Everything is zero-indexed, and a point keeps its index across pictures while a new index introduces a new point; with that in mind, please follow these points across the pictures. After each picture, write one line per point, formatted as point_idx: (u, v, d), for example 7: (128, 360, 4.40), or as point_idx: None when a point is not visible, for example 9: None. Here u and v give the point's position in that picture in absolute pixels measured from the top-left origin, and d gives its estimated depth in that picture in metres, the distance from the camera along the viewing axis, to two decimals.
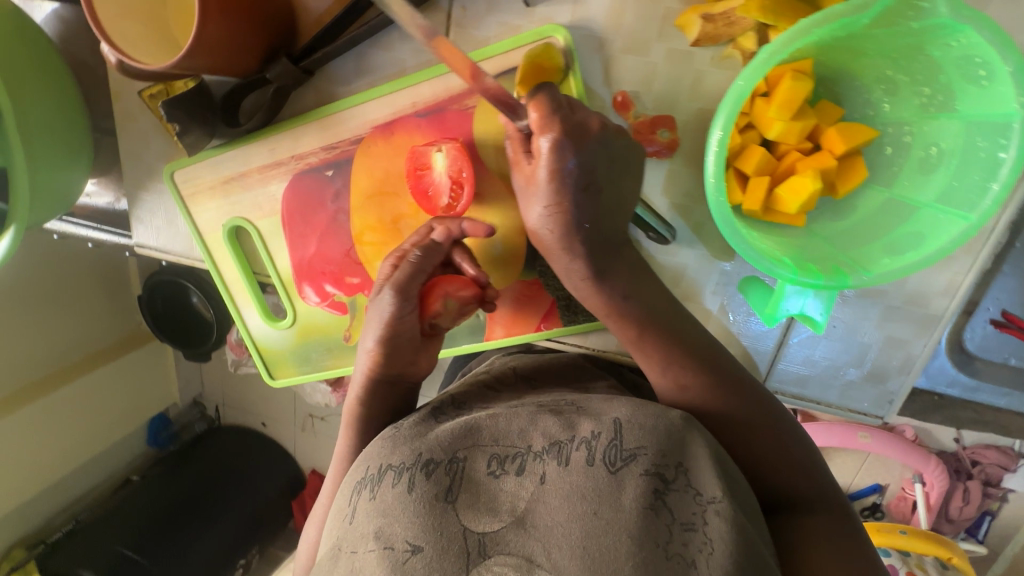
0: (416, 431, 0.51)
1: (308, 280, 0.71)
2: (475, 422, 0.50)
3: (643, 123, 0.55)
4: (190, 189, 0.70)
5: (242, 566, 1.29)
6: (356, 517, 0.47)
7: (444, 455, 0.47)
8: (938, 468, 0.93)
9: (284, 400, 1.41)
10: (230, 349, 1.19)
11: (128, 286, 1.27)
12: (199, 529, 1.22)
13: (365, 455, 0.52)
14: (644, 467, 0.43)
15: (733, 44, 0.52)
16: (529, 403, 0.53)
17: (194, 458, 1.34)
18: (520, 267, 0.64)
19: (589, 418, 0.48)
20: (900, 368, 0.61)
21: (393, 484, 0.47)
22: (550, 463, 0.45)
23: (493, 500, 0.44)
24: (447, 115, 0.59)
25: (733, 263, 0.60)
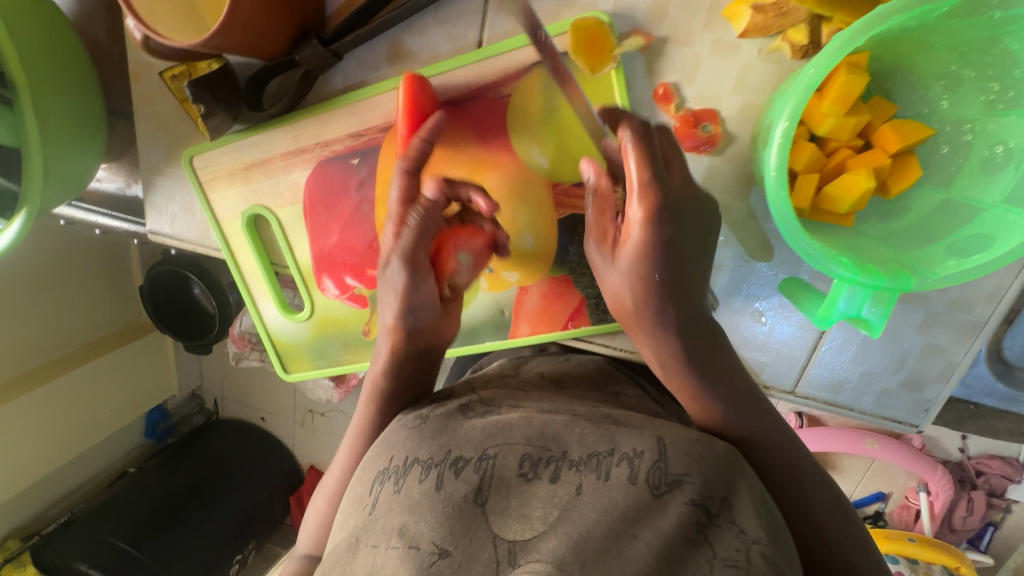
0: (446, 426, 0.50)
1: (328, 272, 0.69)
2: (507, 423, 0.49)
3: (684, 117, 0.54)
4: (209, 175, 0.68)
5: (239, 562, 1.28)
6: (378, 508, 0.46)
7: (475, 453, 0.46)
8: (944, 477, 0.93)
9: (284, 395, 1.41)
10: (232, 344, 1.16)
11: (128, 273, 1.24)
12: (195, 521, 1.20)
13: (388, 443, 0.51)
14: (689, 496, 0.41)
15: (782, 35, 0.50)
16: (562, 409, 0.52)
17: (189, 451, 1.32)
18: (550, 262, 0.62)
19: (629, 433, 0.47)
20: (938, 376, 0.59)
21: (421, 478, 0.46)
22: (587, 475, 0.43)
23: (525, 505, 0.42)
24: (481, 103, 0.58)
25: (770, 263, 0.58)
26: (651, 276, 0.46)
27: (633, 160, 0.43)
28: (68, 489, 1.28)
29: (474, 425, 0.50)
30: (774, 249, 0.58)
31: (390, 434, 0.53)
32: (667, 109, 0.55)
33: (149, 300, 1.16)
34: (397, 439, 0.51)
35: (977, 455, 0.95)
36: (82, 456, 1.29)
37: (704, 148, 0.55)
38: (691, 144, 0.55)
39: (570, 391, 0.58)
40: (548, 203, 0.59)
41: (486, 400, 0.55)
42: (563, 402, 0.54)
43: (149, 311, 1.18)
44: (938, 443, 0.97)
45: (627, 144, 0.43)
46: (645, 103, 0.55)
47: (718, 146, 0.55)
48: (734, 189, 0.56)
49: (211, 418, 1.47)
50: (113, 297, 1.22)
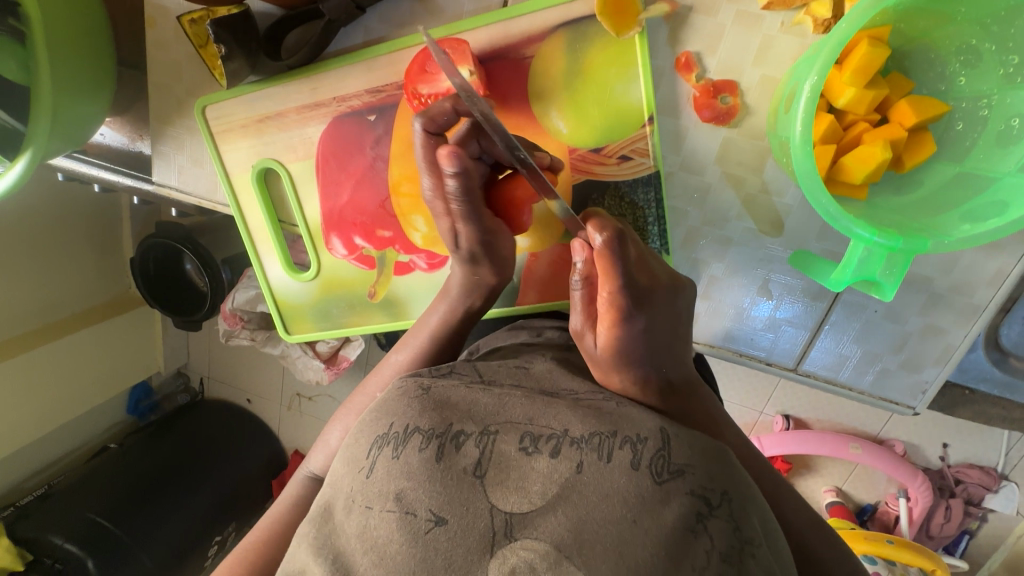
0: (445, 394, 0.45)
1: (336, 230, 0.69)
2: (509, 398, 0.44)
3: (703, 87, 0.55)
4: (221, 126, 0.67)
5: (218, 543, 1.27)
6: (374, 472, 0.42)
7: (476, 427, 0.42)
8: (924, 485, 0.95)
9: (272, 376, 1.43)
10: (222, 321, 1.17)
11: (120, 246, 1.30)
12: (176, 503, 1.22)
13: (387, 408, 0.46)
14: (690, 486, 0.39)
15: (805, 9, 0.51)
16: (565, 384, 0.48)
17: (173, 429, 1.36)
18: (563, 229, 0.62)
19: (631, 420, 0.44)
20: (937, 358, 0.60)
21: (419, 447, 0.41)
22: (589, 454, 0.40)
23: (524, 479, 0.39)
24: (502, 63, 0.57)
25: (780, 239, 0.59)
26: (629, 352, 0.47)
27: (600, 259, 0.45)
28: (47, 461, 1.30)
29: (471, 394, 0.45)
30: (785, 225, 0.58)
31: (385, 395, 0.48)
32: (687, 78, 0.55)
33: (139, 273, 1.14)
34: (390, 401, 0.46)
35: (958, 464, 0.97)
36: (62, 428, 1.30)
37: (721, 119, 0.56)
38: (708, 114, 0.56)
39: (572, 364, 0.53)
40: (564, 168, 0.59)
41: (486, 366, 0.50)
42: (564, 373, 0.51)
43: (138, 283, 1.16)
44: (920, 451, 0.99)
45: (597, 246, 0.45)
46: (666, 72, 0.56)
47: (736, 118, 0.56)
48: (749, 163, 0.57)
49: (195, 398, 1.52)
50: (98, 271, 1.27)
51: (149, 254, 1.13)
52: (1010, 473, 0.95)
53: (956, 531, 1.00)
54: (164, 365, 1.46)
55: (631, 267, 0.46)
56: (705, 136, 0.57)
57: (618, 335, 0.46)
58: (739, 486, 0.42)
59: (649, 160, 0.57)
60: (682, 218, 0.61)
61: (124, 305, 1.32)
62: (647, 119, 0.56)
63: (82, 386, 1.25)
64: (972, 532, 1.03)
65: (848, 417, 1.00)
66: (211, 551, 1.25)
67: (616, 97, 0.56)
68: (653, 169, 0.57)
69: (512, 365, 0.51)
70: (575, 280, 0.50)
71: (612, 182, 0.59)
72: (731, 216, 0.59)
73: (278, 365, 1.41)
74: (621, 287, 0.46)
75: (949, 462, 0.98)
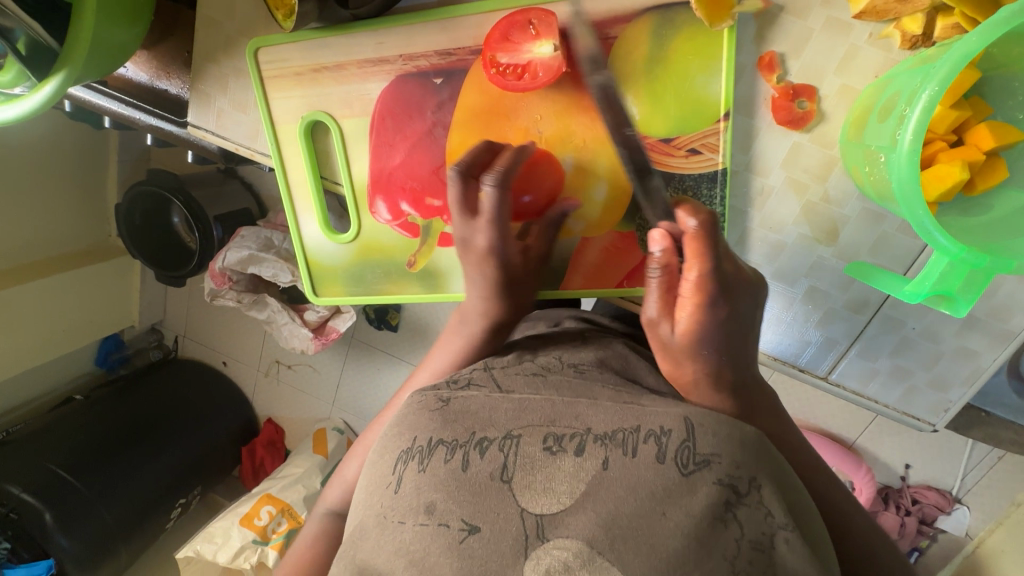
0: (466, 403, 0.47)
1: (382, 194, 0.66)
2: (530, 401, 0.45)
3: (784, 89, 0.55)
4: (272, 71, 0.64)
5: (181, 506, 1.27)
6: (402, 487, 0.44)
7: (500, 432, 0.44)
8: (867, 474, 1.00)
9: (253, 341, 1.40)
10: (209, 279, 1.08)
11: (102, 187, 1.24)
12: (141, 460, 1.17)
13: (409, 422, 0.48)
14: (716, 475, 0.39)
15: (896, 23, 0.51)
16: (584, 387, 0.48)
17: (139, 388, 1.30)
18: (619, 217, 0.61)
19: (653, 409, 0.43)
20: (965, 379, 0.62)
21: (445, 458, 0.43)
22: (614, 451, 0.40)
23: (551, 480, 0.40)
24: (583, 40, 0.56)
25: (832, 249, 0.60)
26: (706, 338, 0.46)
27: (693, 241, 0.44)
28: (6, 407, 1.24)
29: (493, 401, 0.47)
30: (839, 234, 0.59)
31: (406, 410, 0.50)
32: (768, 78, 0.55)
33: (123, 221, 1.09)
34: (410, 415, 0.49)
35: (916, 485, 1.02)
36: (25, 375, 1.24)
37: (796, 123, 0.56)
38: (785, 117, 0.56)
39: (589, 363, 0.53)
40: (631, 154, 0.59)
41: (501, 372, 0.52)
42: (583, 373, 0.50)
43: (120, 232, 1.10)
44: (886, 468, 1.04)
45: (690, 230, 0.44)
46: (748, 69, 0.55)
47: (811, 124, 0.56)
48: (815, 170, 0.57)
49: (168, 356, 1.46)
50: (76, 215, 1.21)
51: (136, 201, 1.08)
52: (963, 497, 1.00)
53: (908, 547, 1.05)
54: (139, 319, 1.40)
55: (722, 256, 0.45)
56: (776, 139, 0.57)
57: (702, 318, 0.45)
58: (769, 473, 0.41)
59: (718, 157, 0.57)
60: (741, 218, 0.61)
61: (103, 255, 1.26)
62: (723, 115, 0.56)
63: (55, 331, 1.19)
64: (922, 549, 1.07)
65: (806, 411, 1.05)
66: (174, 512, 1.25)
67: (695, 89, 0.56)
68: (720, 166, 0.57)
69: (529, 370, 0.51)
70: (652, 268, 0.46)
71: (678, 174, 0.58)
72: (788, 222, 0.60)
73: (260, 330, 1.38)
74: (709, 270, 0.44)
75: (908, 481, 1.03)
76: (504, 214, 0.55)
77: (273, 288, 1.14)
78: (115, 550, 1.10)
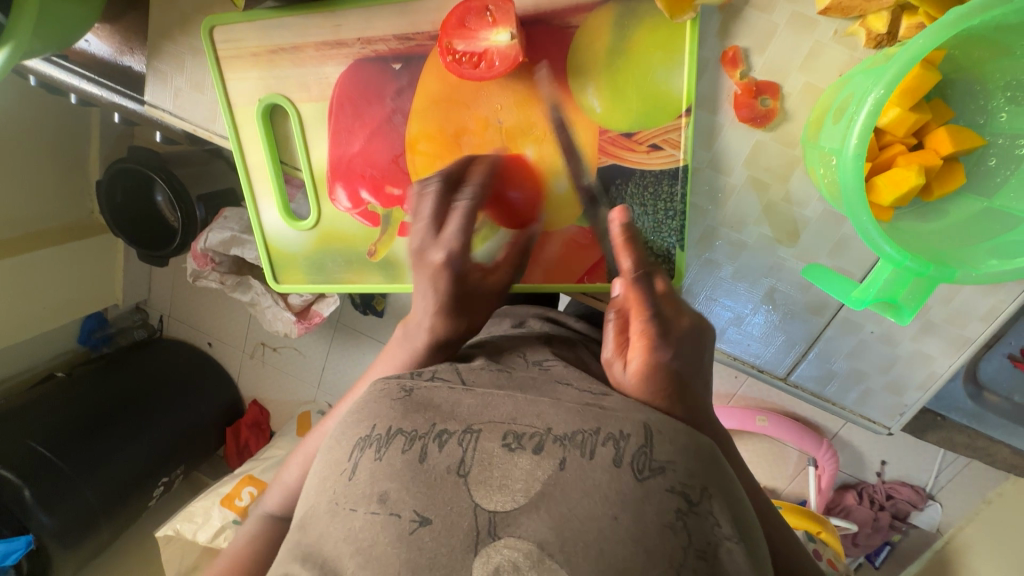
0: (428, 396, 0.46)
1: (342, 180, 0.65)
2: (491, 397, 0.44)
3: (747, 85, 0.54)
4: (228, 51, 0.63)
5: (164, 485, 1.27)
6: (358, 474, 0.42)
7: (460, 426, 0.42)
8: (828, 451, 0.99)
9: (238, 323, 1.39)
10: (191, 260, 1.07)
11: (85, 166, 1.22)
12: (120, 441, 1.15)
13: (369, 409, 0.46)
14: (671, 483, 0.39)
15: (861, 20, 0.50)
16: (547, 386, 0.47)
17: (125, 367, 1.28)
18: (580, 212, 0.60)
19: (614, 412, 0.43)
20: (920, 384, 0.62)
21: (403, 448, 0.42)
22: (572, 452, 0.40)
23: (508, 477, 0.39)
24: (545, 29, 0.55)
25: (794, 250, 0.59)
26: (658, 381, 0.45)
27: (629, 286, 0.49)
28: None
29: (457, 395, 0.45)
30: (800, 236, 0.59)
31: (367, 396, 0.48)
32: (732, 73, 0.54)
33: (104, 202, 1.07)
34: (371, 402, 0.47)
35: (891, 481, 1.03)
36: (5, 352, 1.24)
37: (759, 121, 0.55)
38: (747, 114, 0.54)
39: (552, 361, 0.52)
40: (590, 148, 0.57)
41: (465, 366, 0.50)
42: (547, 371, 0.50)
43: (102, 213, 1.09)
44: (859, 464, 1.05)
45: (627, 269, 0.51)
46: (711, 64, 0.54)
47: (774, 122, 0.55)
48: (778, 169, 0.56)
49: (153, 335, 1.46)
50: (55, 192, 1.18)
51: (117, 179, 1.06)
52: (937, 494, 1.01)
53: (880, 542, 1.07)
54: (123, 297, 1.38)
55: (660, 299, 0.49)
56: (738, 137, 0.56)
57: (652, 361, 0.46)
58: (719, 483, 0.42)
59: (679, 153, 0.56)
60: (702, 216, 0.60)
61: (82, 232, 1.23)
62: (684, 111, 0.55)
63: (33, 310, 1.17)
64: (894, 543, 1.09)
65: (775, 395, 1.04)
66: (157, 490, 1.25)
67: (657, 83, 0.54)
68: (680, 163, 0.56)
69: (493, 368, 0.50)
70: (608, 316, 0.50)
71: (638, 170, 0.57)
72: (750, 221, 0.59)
73: (244, 312, 1.37)
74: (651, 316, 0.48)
75: (884, 477, 1.03)
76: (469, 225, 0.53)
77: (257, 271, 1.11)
78: (97, 527, 1.11)
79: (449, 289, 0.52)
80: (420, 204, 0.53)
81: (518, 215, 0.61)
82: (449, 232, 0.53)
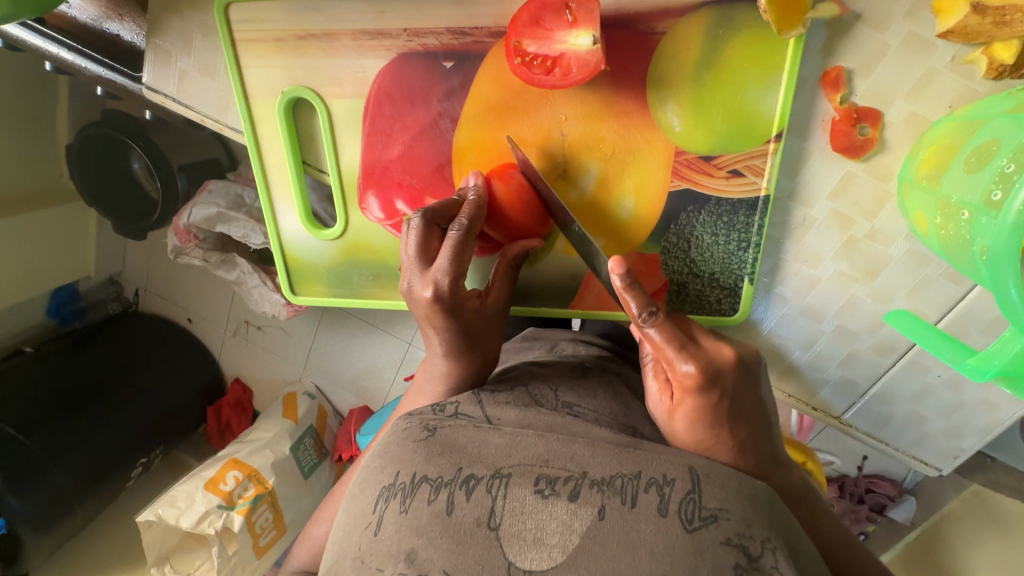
0: (452, 435, 0.39)
1: (376, 188, 0.58)
2: (521, 437, 0.37)
3: (846, 111, 0.48)
4: (247, 32, 0.54)
5: (143, 465, 1.15)
6: (382, 530, 0.36)
7: (488, 470, 0.36)
8: None
9: (217, 298, 1.24)
10: (174, 235, 0.96)
11: (52, 127, 1.08)
12: (98, 418, 1.04)
13: (392, 454, 0.40)
14: (725, 534, 0.32)
15: (984, 48, 0.44)
16: (577, 418, 0.40)
17: (96, 341, 1.15)
18: (645, 237, 0.54)
19: (654, 450, 0.36)
20: (981, 429, 0.59)
21: (429, 499, 0.36)
22: (611, 499, 0.33)
23: (542, 530, 0.33)
24: (626, 34, 0.48)
25: (869, 287, 0.54)
26: (708, 427, 0.40)
27: (656, 332, 0.40)
28: None
29: (479, 431, 0.39)
30: (879, 274, 0.54)
31: (388, 437, 0.42)
32: (831, 96, 0.48)
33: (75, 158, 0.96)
34: (392, 445, 0.41)
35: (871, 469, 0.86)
36: None
37: (854, 151, 0.49)
38: (843, 143, 0.49)
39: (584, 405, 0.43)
40: (663, 170, 0.51)
41: (491, 396, 0.43)
42: (580, 404, 0.43)
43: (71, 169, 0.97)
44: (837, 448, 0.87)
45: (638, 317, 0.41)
46: (808, 84, 0.48)
47: (869, 153, 0.49)
48: (865, 205, 0.51)
49: (128, 309, 1.30)
50: (22, 155, 1.04)
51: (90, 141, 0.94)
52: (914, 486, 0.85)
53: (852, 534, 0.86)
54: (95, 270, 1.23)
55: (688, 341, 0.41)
56: (827, 167, 0.51)
57: (698, 406, 0.40)
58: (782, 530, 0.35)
59: (762, 181, 0.50)
60: (776, 248, 0.55)
61: (52, 200, 1.09)
62: (775, 136, 0.49)
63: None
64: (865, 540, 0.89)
65: None
66: (135, 471, 1.13)
67: (747, 103, 0.48)
68: (762, 193, 0.51)
69: (521, 398, 0.43)
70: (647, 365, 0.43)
71: (714, 197, 0.52)
72: (826, 257, 0.54)
73: (226, 286, 1.22)
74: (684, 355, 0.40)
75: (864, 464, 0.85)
76: (466, 259, 0.48)
77: (245, 247, 0.99)
78: (71, 509, 1.01)
79: (451, 325, 0.48)
80: (406, 241, 0.49)
81: (525, 235, 0.55)
82: (436, 267, 0.47)
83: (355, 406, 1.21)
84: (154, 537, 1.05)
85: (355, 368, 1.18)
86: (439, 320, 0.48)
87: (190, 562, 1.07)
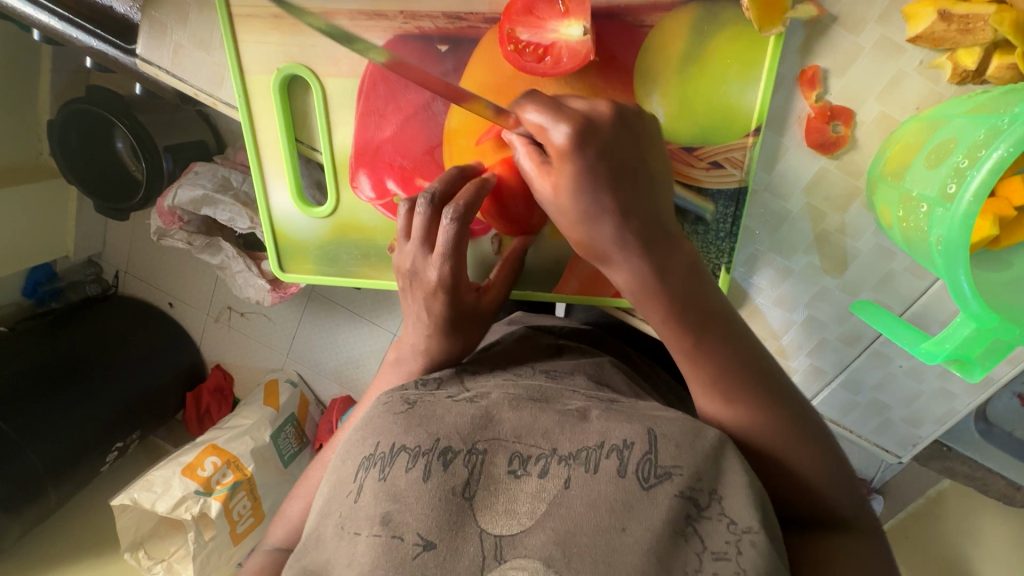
0: (432, 409, 0.39)
1: (367, 168, 0.59)
2: (496, 410, 0.38)
3: (822, 109, 0.51)
4: (244, 7, 0.54)
5: (117, 450, 1.12)
6: (361, 497, 0.36)
7: (464, 444, 0.36)
8: None
9: (202, 283, 1.23)
10: (157, 217, 0.94)
11: (34, 102, 1.05)
12: (70, 401, 1.01)
13: (371, 426, 0.40)
14: (678, 488, 0.33)
15: (950, 54, 0.46)
16: (555, 394, 0.40)
17: (74, 323, 1.12)
18: None
19: (617, 417, 0.37)
20: (938, 419, 0.62)
21: (406, 467, 0.36)
22: (577, 470, 0.34)
23: (512, 500, 0.34)
24: (615, 26, 0.50)
25: (839, 280, 0.57)
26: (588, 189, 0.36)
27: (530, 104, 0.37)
28: None
29: (457, 403, 0.39)
30: (848, 267, 0.56)
31: (370, 411, 0.42)
32: (807, 93, 0.51)
33: (56, 139, 0.93)
34: (373, 419, 0.40)
35: None
36: None
37: (828, 146, 0.52)
38: (817, 138, 0.52)
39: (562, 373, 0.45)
40: None
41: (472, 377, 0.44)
42: (557, 382, 0.43)
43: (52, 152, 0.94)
44: None
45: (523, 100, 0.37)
46: (787, 81, 0.51)
47: (842, 150, 0.52)
48: (836, 200, 0.54)
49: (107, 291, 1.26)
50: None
51: (73, 119, 0.92)
52: (882, 488, 0.91)
53: None
54: (74, 250, 1.21)
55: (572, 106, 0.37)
56: (803, 162, 0.53)
57: (572, 173, 0.36)
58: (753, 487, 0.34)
59: (741, 174, 0.53)
60: (751, 240, 0.58)
61: (32, 175, 1.06)
62: (754, 129, 0.51)
63: None
64: None
65: None
66: (110, 455, 1.11)
67: (729, 98, 0.51)
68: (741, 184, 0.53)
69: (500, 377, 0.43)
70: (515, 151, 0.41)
71: (695, 188, 0.53)
72: (800, 249, 0.57)
73: (211, 271, 1.22)
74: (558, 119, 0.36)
75: None
76: (463, 250, 0.46)
77: (229, 232, 0.99)
78: (42, 492, 0.98)
79: (443, 312, 0.48)
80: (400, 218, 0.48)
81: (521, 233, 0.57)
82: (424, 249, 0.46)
83: (336, 396, 1.22)
84: (128, 521, 1.03)
85: (338, 357, 1.19)
86: (432, 304, 0.48)
87: (164, 548, 1.05)
